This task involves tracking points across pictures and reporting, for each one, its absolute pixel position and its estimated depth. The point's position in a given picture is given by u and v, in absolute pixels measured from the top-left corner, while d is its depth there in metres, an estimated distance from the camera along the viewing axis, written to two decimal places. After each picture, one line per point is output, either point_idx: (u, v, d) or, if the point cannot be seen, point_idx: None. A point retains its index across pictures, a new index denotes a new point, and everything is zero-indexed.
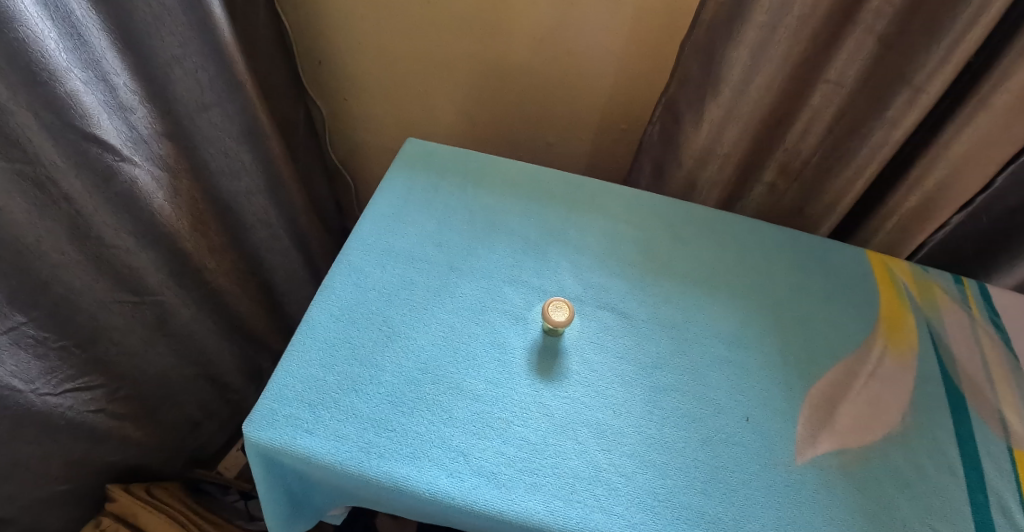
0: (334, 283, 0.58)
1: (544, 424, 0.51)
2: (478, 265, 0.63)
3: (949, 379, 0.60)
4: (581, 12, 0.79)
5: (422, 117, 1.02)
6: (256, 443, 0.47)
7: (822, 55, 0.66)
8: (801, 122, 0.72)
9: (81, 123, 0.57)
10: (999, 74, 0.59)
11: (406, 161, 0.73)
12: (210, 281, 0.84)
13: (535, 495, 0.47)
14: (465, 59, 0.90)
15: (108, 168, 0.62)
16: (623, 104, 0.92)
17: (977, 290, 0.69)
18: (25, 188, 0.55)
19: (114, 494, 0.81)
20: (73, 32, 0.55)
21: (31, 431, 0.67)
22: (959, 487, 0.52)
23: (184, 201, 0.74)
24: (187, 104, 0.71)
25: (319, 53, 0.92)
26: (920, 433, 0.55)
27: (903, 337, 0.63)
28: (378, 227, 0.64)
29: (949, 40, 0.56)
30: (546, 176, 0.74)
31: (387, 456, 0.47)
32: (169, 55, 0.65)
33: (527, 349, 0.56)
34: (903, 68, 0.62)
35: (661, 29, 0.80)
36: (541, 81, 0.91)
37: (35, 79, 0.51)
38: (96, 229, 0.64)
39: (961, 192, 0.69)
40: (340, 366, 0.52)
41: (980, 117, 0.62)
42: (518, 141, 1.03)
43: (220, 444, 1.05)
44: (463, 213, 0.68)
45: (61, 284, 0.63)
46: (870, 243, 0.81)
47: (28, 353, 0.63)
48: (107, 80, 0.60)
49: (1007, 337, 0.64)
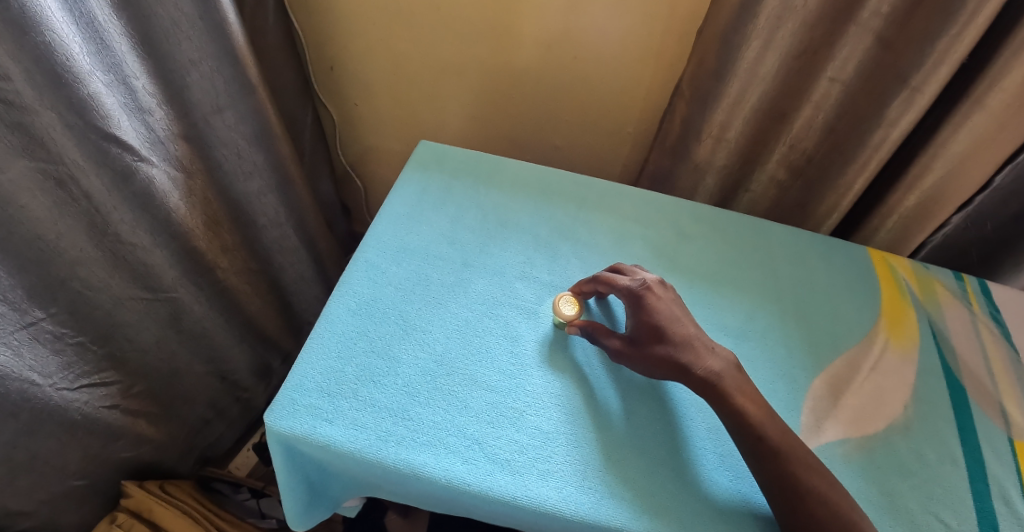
0: (351, 279, 0.60)
1: (556, 414, 0.53)
2: (491, 262, 0.64)
3: (950, 372, 0.61)
4: (587, 19, 0.81)
5: (430, 122, 1.04)
6: (277, 432, 0.48)
7: (822, 58, 0.67)
8: (803, 124, 0.74)
9: (102, 124, 0.59)
10: (993, 75, 0.60)
11: (419, 162, 0.74)
12: (222, 280, 0.85)
13: (548, 481, 0.48)
14: (472, 64, 0.92)
15: (128, 168, 0.64)
16: (628, 109, 0.93)
17: (977, 287, 0.70)
18: (47, 186, 0.57)
19: (129, 489, 0.82)
20: (96, 37, 0.57)
21: (51, 425, 0.68)
22: (960, 475, 0.53)
23: (198, 200, 0.76)
24: (203, 107, 0.72)
25: (331, 59, 0.95)
26: (922, 423, 0.57)
27: (904, 330, 0.64)
28: (393, 226, 0.66)
29: (943, 42, 0.59)
30: (555, 177, 0.75)
31: (405, 444, 0.49)
32: (187, 59, 0.68)
33: (538, 342, 0.58)
34: (898, 70, 0.64)
35: (668, 37, 0.81)
36: (548, 86, 0.92)
37: (59, 81, 0.53)
38: (114, 226, 0.66)
39: (959, 189, 0.71)
40: (358, 358, 0.53)
41: (975, 117, 0.63)
42: (526, 143, 1.04)
43: (230, 442, 1.06)
44: (476, 210, 0.69)
45: (78, 280, 0.64)
46: (871, 242, 0.83)
47: (47, 348, 0.64)
48: (128, 83, 0.62)
49: (1006, 332, 0.66)
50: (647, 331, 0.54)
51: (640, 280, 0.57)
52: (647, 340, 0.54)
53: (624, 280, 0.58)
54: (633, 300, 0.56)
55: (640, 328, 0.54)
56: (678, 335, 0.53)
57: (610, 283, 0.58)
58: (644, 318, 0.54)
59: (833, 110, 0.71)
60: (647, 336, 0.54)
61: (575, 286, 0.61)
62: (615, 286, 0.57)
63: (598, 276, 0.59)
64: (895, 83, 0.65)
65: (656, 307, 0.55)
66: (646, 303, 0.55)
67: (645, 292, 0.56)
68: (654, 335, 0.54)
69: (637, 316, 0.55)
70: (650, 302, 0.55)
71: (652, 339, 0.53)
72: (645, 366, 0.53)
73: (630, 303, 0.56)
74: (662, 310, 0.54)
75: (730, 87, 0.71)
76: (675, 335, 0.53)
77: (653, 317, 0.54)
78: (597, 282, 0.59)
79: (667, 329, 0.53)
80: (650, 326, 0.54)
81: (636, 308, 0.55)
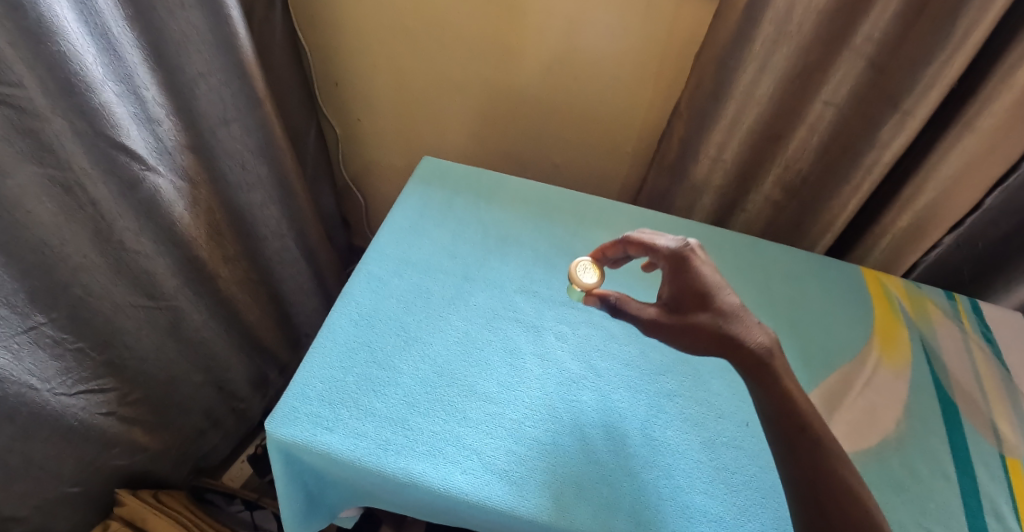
0: (353, 290, 0.61)
1: (554, 425, 0.53)
2: (492, 276, 0.65)
3: (942, 389, 0.62)
4: (588, 42, 0.84)
5: (432, 138, 1.05)
6: (278, 439, 0.48)
7: (816, 82, 0.69)
8: (798, 145, 0.75)
9: (111, 132, 0.60)
10: (982, 100, 0.62)
11: (422, 177, 0.76)
12: (223, 289, 0.86)
13: (546, 492, 0.48)
14: (475, 82, 0.94)
15: (135, 176, 0.65)
16: (626, 130, 0.95)
17: (969, 306, 0.71)
18: (55, 192, 0.58)
19: (124, 498, 0.82)
20: (110, 49, 0.58)
21: (47, 430, 0.68)
22: (952, 492, 0.54)
23: (202, 210, 0.77)
24: (210, 118, 0.74)
25: (336, 75, 0.97)
26: (914, 439, 0.57)
27: (897, 347, 0.65)
28: (396, 239, 0.67)
29: (933, 67, 0.61)
30: (555, 194, 0.77)
31: (404, 453, 0.49)
32: (196, 72, 0.69)
33: (538, 355, 0.58)
34: (890, 94, 0.66)
35: (667, 60, 0.83)
36: (549, 105, 0.94)
37: (72, 89, 0.54)
38: (119, 233, 0.66)
39: (950, 210, 0.73)
40: (359, 368, 0.54)
41: (965, 140, 0.65)
42: (526, 161, 1.06)
43: (225, 453, 1.05)
44: (477, 225, 0.71)
45: (80, 286, 0.65)
46: (865, 261, 0.84)
47: (46, 353, 0.65)
48: (138, 94, 0.63)
49: (998, 351, 0.67)
50: (690, 295, 0.52)
51: (679, 241, 0.56)
52: (690, 306, 0.52)
53: (663, 241, 0.57)
54: (675, 261, 0.54)
55: (683, 294, 0.52)
56: (725, 304, 0.51)
57: (648, 245, 0.57)
58: (688, 279, 0.53)
59: (827, 132, 0.73)
60: (689, 303, 0.52)
61: (605, 247, 0.61)
62: (653, 247, 0.56)
63: (630, 236, 0.58)
64: (887, 106, 0.67)
65: (699, 269, 0.53)
66: (690, 266, 0.54)
67: (688, 253, 0.54)
68: (698, 301, 0.52)
69: (680, 278, 0.53)
70: (694, 264, 0.54)
71: (697, 305, 0.51)
72: (687, 334, 0.50)
73: (672, 264, 0.55)
74: (707, 272, 0.53)
75: (727, 109, 0.73)
76: (720, 304, 0.51)
77: (699, 280, 0.52)
78: (629, 243, 0.59)
79: (713, 296, 0.51)
80: (693, 290, 0.52)
81: (680, 271, 0.54)
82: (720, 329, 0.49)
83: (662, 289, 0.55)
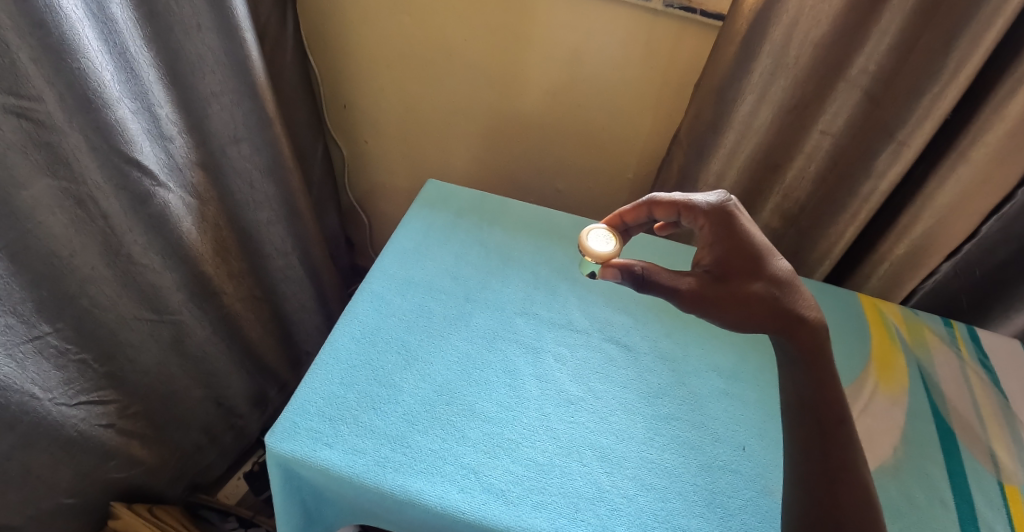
0: (357, 308, 0.61)
1: (551, 446, 0.53)
2: (493, 297, 0.66)
3: (939, 415, 0.62)
4: (590, 71, 0.86)
5: (436, 161, 1.07)
6: (277, 454, 0.49)
7: (813, 113, 0.71)
8: (795, 174, 0.77)
9: (126, 148, 0.61)
10: (975, 131, 0.64)
11: (426, 201, 0.77)
12: (227, 305, 0.87)
13: (542, 512, 0.48)
14: (479, 108, 0.96)
15: (145, 192, 0.66)
16: (627, 157, 0.97)
17: (967, 333, 0.71)
18: (67, 204, 0.59)
19: (117, 511, 0.81)
20: (127, 67, 0.60)
21: (45, 440, 0.68)
22: (950, 518, 0.53)
23: (209, 226, 0.78)
24: (221, 137, 0.76)
25: (344, 98, 1.00)
26: (911, 465, 0.57)
27: (894, 375, 0.65)
28: (399, 260, 0.68)
29: (926, 99, 0.62)
30: (556, 219, 0.78)
31: (401, 471, 0.49)
32: (210, 91, 0.72)
33: (537, 377, 0.59)
34: (885, 124, 0.67)
35: (667, 90, 0.85)
36: (552, 132, 0.96)
37: (89, 105, 0.56)
38: (127, 247, 0.68)
39: (947, 238, 0.74)
40: (360, 385, 0.54)
41: (959, 170, 0.67)
42: (527, 187, 1.08)
43: (221, 471, 1.05)
44: (478, 248, 0.72)
45: (87, 298, 0.66)
46: (863, 289, 0.85)
47: (50, 362, 0.65)
48: (152, 111, 0.65)
49: (995, 378, 0.67)
50: (736, 257, 0.53)
51: (715, 196, 0.57)
52: (740, 272, 0.52)
53: (698, 199, 0.57)
54: (715, 217, 0.55)
55: (730, 258, 0.53)
56: (777, 270, 0.52)
57: (683, 204, 0.58)
58: (732, 238, 0.54)
59: (824, 161, 0.74)
60: (736, 269, 0.52)
61: (625, 212, 0.61)
62: (689, 206, 0.57)
63: (656, 198, 0.59)
64: (882, 136, 0.68)
65: (742, 222, 0.54)
66: (739, 222, 0.54)
67: (733, 208, 0.55)
68: (749, 266, 0.52)
69: (727, 239, 0.54)
70: (741, 220, 0.55)
71: (748, 270, 0.52)
72: (743, 306, 0.51)
73: (713, 221, 0.55)
74: (751, 227, 0.54)
75: (726, 139, 0.75)
76: (773, 271, 0.52)
77: (749, 238, 0.54)
78: (655, 204, 0.59)
79: (765, 261, 0.52)
80: (743, 251, 0.53)
81: (727, 227, 0.54)
82: (776, 298, 0.51)
83: (701, 251, 0.55)
